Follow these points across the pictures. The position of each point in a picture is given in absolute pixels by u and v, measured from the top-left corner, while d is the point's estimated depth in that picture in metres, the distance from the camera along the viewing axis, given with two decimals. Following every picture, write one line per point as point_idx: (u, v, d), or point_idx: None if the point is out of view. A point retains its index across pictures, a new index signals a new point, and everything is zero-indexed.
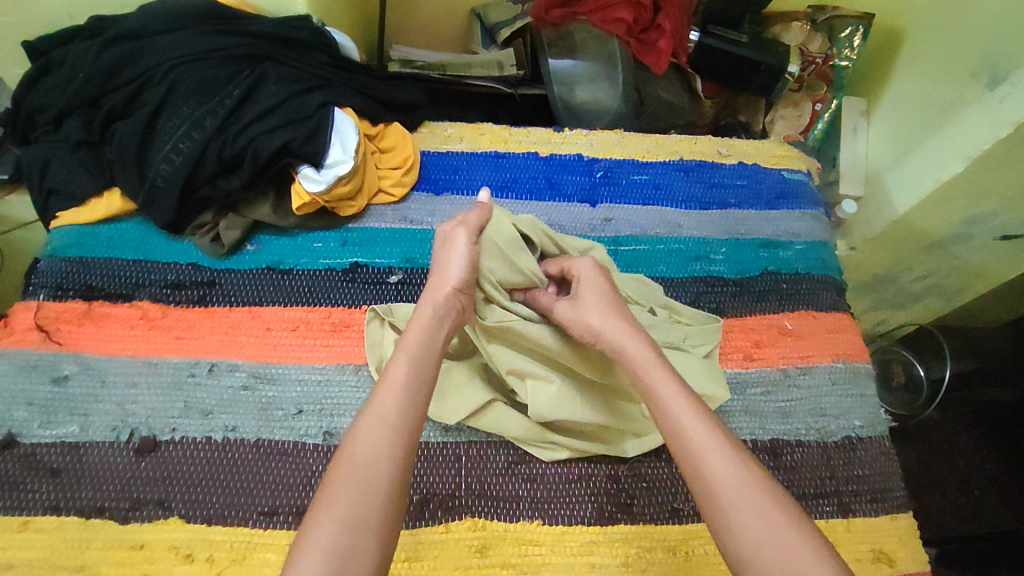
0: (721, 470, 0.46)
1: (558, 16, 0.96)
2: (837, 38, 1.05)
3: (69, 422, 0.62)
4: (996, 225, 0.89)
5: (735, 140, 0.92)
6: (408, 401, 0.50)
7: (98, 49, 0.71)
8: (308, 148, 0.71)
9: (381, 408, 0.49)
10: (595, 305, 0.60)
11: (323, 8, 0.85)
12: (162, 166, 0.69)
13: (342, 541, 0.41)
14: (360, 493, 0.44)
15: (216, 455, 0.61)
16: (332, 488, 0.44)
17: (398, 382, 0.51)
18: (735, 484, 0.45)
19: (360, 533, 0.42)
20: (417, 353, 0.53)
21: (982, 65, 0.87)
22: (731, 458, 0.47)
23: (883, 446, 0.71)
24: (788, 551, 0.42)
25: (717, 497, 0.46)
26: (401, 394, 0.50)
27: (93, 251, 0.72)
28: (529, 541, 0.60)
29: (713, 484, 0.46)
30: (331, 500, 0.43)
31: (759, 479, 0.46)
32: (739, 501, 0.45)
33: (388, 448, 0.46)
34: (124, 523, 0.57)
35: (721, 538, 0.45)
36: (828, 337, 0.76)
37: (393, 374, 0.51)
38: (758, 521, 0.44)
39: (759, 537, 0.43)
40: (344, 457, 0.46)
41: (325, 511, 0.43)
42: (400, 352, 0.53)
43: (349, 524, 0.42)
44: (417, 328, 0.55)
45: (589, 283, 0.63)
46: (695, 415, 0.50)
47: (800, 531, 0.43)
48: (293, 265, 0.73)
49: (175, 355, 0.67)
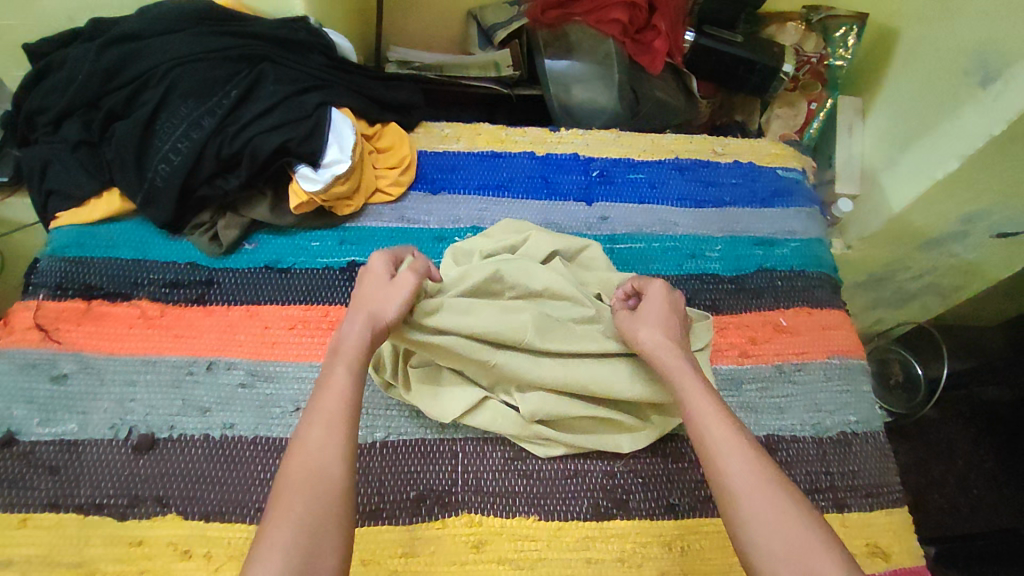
0: (736, 466, 0.49)
1: (554, 16, 0.98)
2: (831, 38, 1.05)
3: (68, 419, 0.63)
4: (992, 222, 0.89)
5: (729, 139, 0.93)
6: (350, 401, 0.50)
7: (97, 51, 0.72)
8: (306, 147, 0.72)
9: (323, 411, 0.49)
10: (648, 321, 0.61)
11: (321, 9, 0.86)
12: (161, 166, 0.70)
13: (302, 538, 0.42)
14: (313, 493, 0.45)
15: (214, 452, 0.62)
16: (285, 492, 0.45)
17: (342, 386, 0.51)
18: (749, 477, 0.48)
19: (321, 532, 0.43)
20: (355, 355, 0.53)
21: (975, 63, 0.88)
22: (747, 454, 0.50)
23: (879, 442, 0.71)
24: (796, 536, 0.45)
25: (732, 489, 0.48)
26: (342, 396, 0.50)
27: (92, 251, 0.73)
28: (524, 537, 0.61)
29: (727, 478, 0.49)
30: (287, 503, 0.44)
31: (769, 473, 0.49)
32: (754, 493, 0.47)
33: (339, 450, 0.47)
34: (122, 520, 0.58)
35: (733, 527, 0.47)
36: (823, 333, 0.76)
37: (336, 378, 0.51)
38: (777, 516, 0.46)
39: (769, 525, 0.45)
40: (297, 462, 0.46)
41: (283, 514, 0.44)
42: (341, 356, 0.53)
43: (305, 524, 0.43)
44: (352, 335, 0.54)
45: (651, 301, 0.62)
46: (716, 415, 0.53)
47: (806, 519, 0.46)
48: (291, 264, 0.74)
49: (174, 353, 0.67)
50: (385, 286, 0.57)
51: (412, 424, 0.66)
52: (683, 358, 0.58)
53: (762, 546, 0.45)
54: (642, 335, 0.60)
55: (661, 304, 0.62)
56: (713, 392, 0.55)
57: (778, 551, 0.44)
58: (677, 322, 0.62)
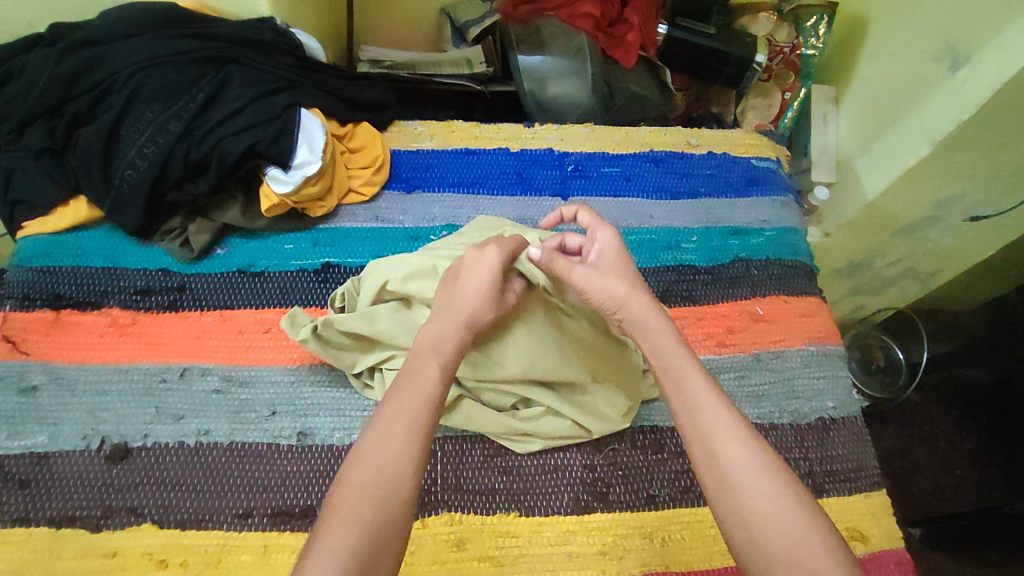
0: (727, 444, 0.47)
1: (526, 11, 0.98)
2: (803, 27, 1.06)
3: (38, 432, 0.62)
4: (966, 206, 0.90)
5: (703, 130, 0.93)
6: (433, 408, 0.49)
7: (58, 56, 0.70)
8: (275, 149, 0.71)
9: (403, 411, 0.48)
10: (615, 273, 0.59)
11: (288, 9, 0.85)
12: (128, 172, 0.69)
13: (362, 544, 0.41)
14: (382, 498, 0.44)
15: (190, 459, 0.61)
16: (354, 493, 0.43)
17: (427, 389, 0.50)
18: (735, 445, 0.47)
19: (381, 537, 0.42)
20: (450, 357, 0.53)
21: (942, 49, 0.88)
22: (735, 429, 0.48)
23: (856, 426, 0.71)
24: (786, 522, 0.44)
25: (719, 458, 0.47)
26: (427, 398, 0.49)
27: (60, 260, 0.72)
28: (505, 533, 0.61)
29: (711, 443, 0.48)
30: (355, 506, 0.43)
31: (757, 449, 0.47)
32: (741, 466, 0.46)
33: (416, 459, 0.46)
34: (96, 532, 0.57)
35: (720, 506, 0.46)
36: (799, 321, 0.77)
37: (425, 375, 0.51)
38: (765, 494, 0.45)
39: (760, 508, 0.44)
40: (372, 462, 0.45)
41: (345, 518, 0.42)
42: (434, 352, 0.53)
43: (370, 529, 0.42)
44: (450, 335, 0.54)
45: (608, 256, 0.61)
46: (704, 384, 0.51)
47: (794, 499, 0.45)
48: (264, 267, 0.73)
49: (147, 360, 0.66)
50: (496, 286, 0.58)
51: None
52: (664, 320, 0.55)
53: (751, 530, 0.44)
54: (610, 286, 0.58)
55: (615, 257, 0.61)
56: (696, 357, 0.53)
57: (763, 527, 0.44)
58: (637, 274, 0.60)
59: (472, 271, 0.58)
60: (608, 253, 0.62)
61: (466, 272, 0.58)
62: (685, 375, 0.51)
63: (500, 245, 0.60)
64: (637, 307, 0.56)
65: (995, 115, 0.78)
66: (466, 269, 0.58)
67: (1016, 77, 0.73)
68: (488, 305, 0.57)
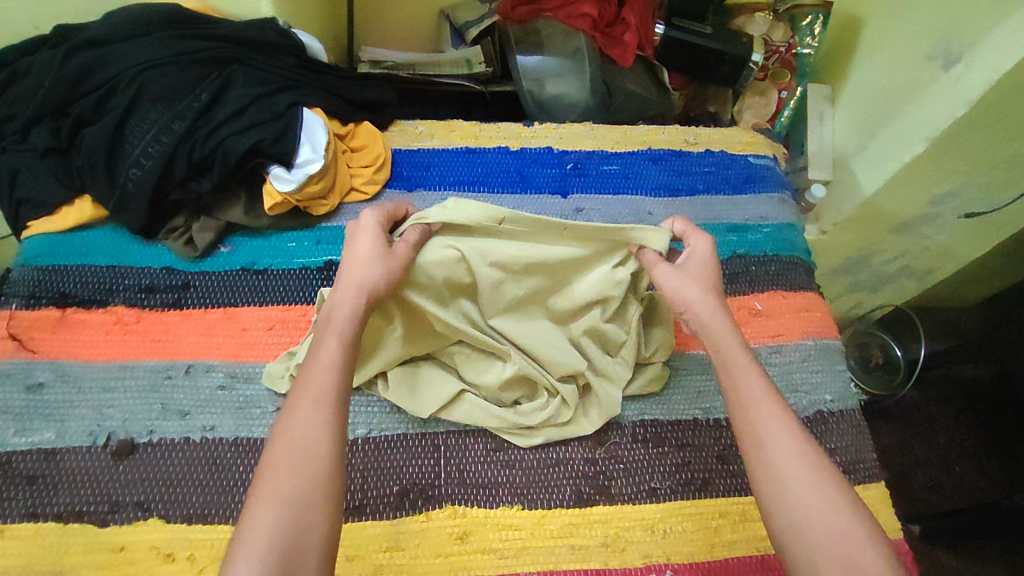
0: (784, 450, 0.49)
1: (524, 12, 1.00)
2: (799, 27, 1.08)
3: (45, 428, 0.62)
4: (961, 203, 0.91)
5: (701, 128, 0.94)
6: (340, 378, 0.50)
7: (63, 57, 0.71)
8: (278, 148, 0.72)
9: (309, 389, 0.49)
10: (697, 282, 0.61)
11: (290, 10, 0.86)
12: (132, 171, 0.70)
13: (289, 521, 0.43)
14: (302, 474, 0.45)
15: (195, 455, 0.61)
16: (272, 473, 0.45)
17: (330, 361, 0.51)
18: (792, 457, 0.49)
19: (306, 510, 0.43)
20: (345, 326, 0.53)
21: (936, 47, 0.89)
22: (789, 432, 0.51)
23: (855, 419, 0.72)
24: (840, 528, 0.45)
25: (773, 472, 0.49)
26: (332, 371, 0.50)
27: (65, 259, 0.72)
28: (509, 526, 0.61)
29: (768, 455, 0.49)
30: (273, 486, 0.44)
31: (810, 457, 0.49)
32: (795, 478, 0.48)
33: (326, 428, 0.47)
34: (102, 527, 0.57)
35: (769, 510, 0.48)
36: (798, 316, 0.78)
37: (326, 352, 0.51)
38: (821, 508, 0.46)
39: (814, 514, 0.46)
40: (283, 441, 0.46)
41: (267, 498, 0.44)
42: (330, 329, 0.53)
43: (292, 503, 0.43)
44: (344, 306, 0.55)
45: (695, 263, 0.63)
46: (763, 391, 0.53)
47: (846, 507, 0.47)
48: (268, 265, 0.74)
49: (152, 358, 0.67)
50: (379, 249, 0.58)
51: (393, 419, 0.66)
52: (729, 328, 0.58)
53: (802, 533, 0.46)
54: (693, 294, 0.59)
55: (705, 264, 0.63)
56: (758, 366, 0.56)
57: (821, 538, 0.45)
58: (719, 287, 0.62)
59: (361, 245, 0.59)
60: (698, 259, 0.63)
61: (354, 245, 0.59)
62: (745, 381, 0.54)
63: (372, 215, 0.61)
64: (708, 312, 0.59)
65: (989, 113, 0.79)
66: (357, 244, 0.59)
67: (1010, 74, 0.75)
68: (378, 266, 0.57)
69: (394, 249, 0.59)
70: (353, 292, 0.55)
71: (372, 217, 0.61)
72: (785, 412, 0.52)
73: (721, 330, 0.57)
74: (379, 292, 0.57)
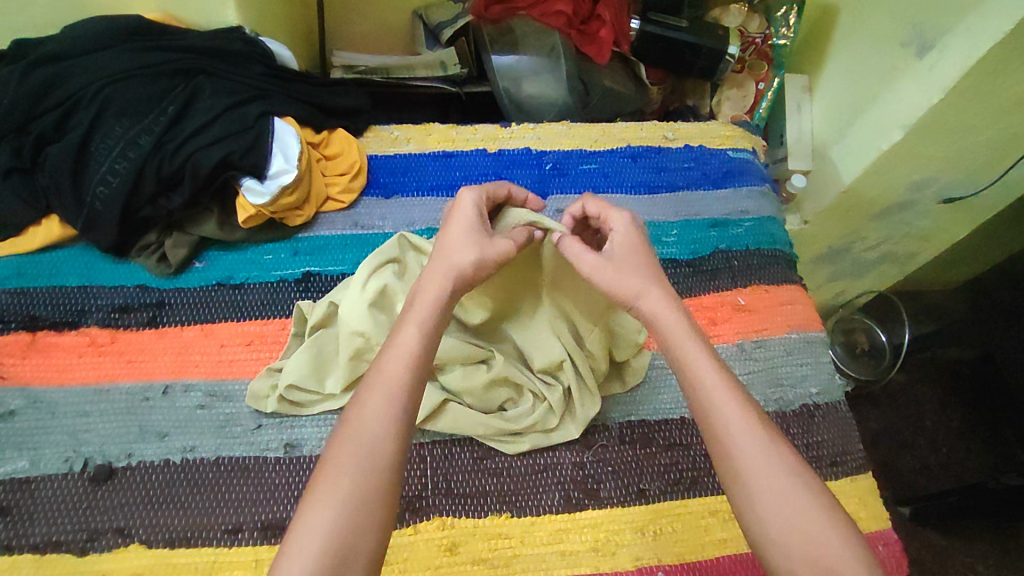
0: (752, 451, 0.47)
1: (497, 12, 0.98)
2: (774, 17, 1.08)
3: (18, 457, 0.61)
4: (939, 187, 0.91)
5: (679, 123, 0.93)
6: (413, 371, 0.50)
7: (22, 73, 0.69)
8: (249, 160, 0.70)
9: (388, 377, 0.49)
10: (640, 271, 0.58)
11: (257, 16, 0.84)
12: (99, 189, 0.68)
13: (341, 519, 0.42)
14: (363, 468, 0.44)
15: (175, 476, 0.60)
16: (334, 466, 0.44)
17: (407, 350, 0.50)
18: (764, 459, 0.47)
19: (362, 508, 0.43)
20: (427, 318, 0.53)
21: (910, 34, 0.89)
22: (760, 433, 0.49)
23: (840, 411, 0.72)
24: (816, 531, 0.44)
25: (750, 473, 0.47)
26: (405, 362, 0.50)
27: (34, 280, 0.70)
28: (497, 535, 0.61)
29: (740, 458, 0.47)
30: (333, 479, 0.44)
31: (780, 451, 0.48)
32: (771, 480, 0.46)
33: (392, 422, 0.47)
34: (81, 556, 0.56)
35: (749, 518, 0.46)
36: (781, 309, 0.78)
37: (403, 341, 0.51)
38: (801, 513, 0.45)
39: (784, 515, 0.45)
40: (351, 430, 0.46)
41: (325, 489, 0.43)
42: (410, 319, 0.53)
43: (349, 498, 0.43)
44: (429, 291, 0.54)
45: (629, 249, 0.60)
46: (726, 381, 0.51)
47: (823, 506, 0.45)
48: (244, 279, 0.72)
49: (128, 379, 0.65)
50: (472, 236, 0.58)
51: None
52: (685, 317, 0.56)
53: (781, 539, 0.44)
54: (627, 282, 0.57)
55: (635, 243, 0.61)
56: (714, 353, 0.54)
57: (796, 546, 0.44)
58: (652, 264, 0.60)
59: (461, 223, 0.59)
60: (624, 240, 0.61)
61: (445, 230, 0.59)
62: (710, 376, 0.52)
63: (472, 194, 0.61)
64: (655, 301, 0.56)
65: (963, 99, 0.79)
66: (457, 222, 0.59)
67: (981, 61, 0.74)
68: (472, 254, 0.56)
69: (492, 239, 0.58)
70: (440, 276, 0.55)
71: (473, 194, 0.61)
72: (747, 404, 0.50)
73: (678, 318, 0.55)
74: (465, 280, 0.56)
